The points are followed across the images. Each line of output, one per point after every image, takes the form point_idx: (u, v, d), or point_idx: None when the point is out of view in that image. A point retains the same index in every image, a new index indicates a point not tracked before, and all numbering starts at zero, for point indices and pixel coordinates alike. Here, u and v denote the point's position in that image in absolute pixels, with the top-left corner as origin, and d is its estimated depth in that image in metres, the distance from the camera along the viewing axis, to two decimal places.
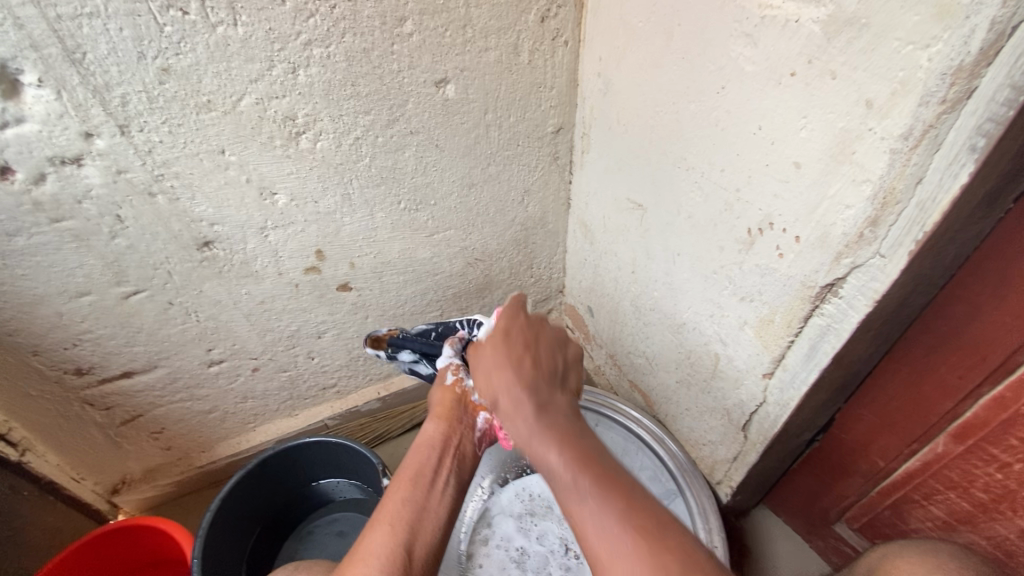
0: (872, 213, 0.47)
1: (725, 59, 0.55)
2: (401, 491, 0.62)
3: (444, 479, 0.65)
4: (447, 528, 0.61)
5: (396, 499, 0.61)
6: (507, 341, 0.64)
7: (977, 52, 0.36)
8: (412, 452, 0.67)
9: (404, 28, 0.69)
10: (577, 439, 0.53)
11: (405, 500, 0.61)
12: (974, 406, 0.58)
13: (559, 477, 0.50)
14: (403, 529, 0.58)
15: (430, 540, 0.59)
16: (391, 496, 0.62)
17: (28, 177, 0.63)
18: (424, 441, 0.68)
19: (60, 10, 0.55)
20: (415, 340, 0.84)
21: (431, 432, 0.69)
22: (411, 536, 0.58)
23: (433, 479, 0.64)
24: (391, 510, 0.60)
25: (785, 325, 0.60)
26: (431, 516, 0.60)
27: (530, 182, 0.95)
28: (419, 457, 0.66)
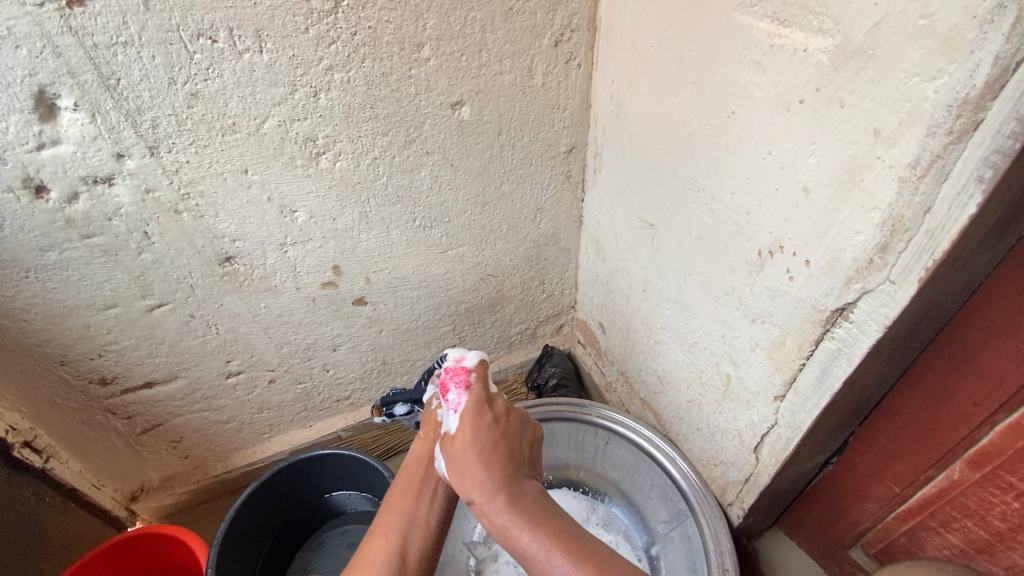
0: (881, 240, 0.47)
1: (735, 85, 0.56)
2: (393, 505, 0.64)
3: (431, 487, 0.66)
4: (436, 534, 0.63)
5: (391, 512, 0.63)
6: (486, 440, 0.63)
7: (982, 86, 0.37)
8: (401, 469, 0.68)
9: (422, 54, 0.71)
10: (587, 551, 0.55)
11: (395, 510, 0.63)
12: (990, 433, 0.58)
13: (543, 563, 0.55)
14: (396, 537, 0.61)
15: (420, 549, 0.61)
16: (386, 506, 0.64)
17: (62, 196, 0.66)
18: (414, 453, 0.69)
19: (97, 39, 0.58)
20: (404, 392, 0.85)
21: (421, 446, 0.69)
22: (402, 541, 0.60)
23: (424, 491, 0.66)
24: (384, 522, 0.62)
25: (796, 348, 0.60)
26: (421, 523, 0.63)
27: (542, 200, 0.96)
28: (409, 469, 0.67)
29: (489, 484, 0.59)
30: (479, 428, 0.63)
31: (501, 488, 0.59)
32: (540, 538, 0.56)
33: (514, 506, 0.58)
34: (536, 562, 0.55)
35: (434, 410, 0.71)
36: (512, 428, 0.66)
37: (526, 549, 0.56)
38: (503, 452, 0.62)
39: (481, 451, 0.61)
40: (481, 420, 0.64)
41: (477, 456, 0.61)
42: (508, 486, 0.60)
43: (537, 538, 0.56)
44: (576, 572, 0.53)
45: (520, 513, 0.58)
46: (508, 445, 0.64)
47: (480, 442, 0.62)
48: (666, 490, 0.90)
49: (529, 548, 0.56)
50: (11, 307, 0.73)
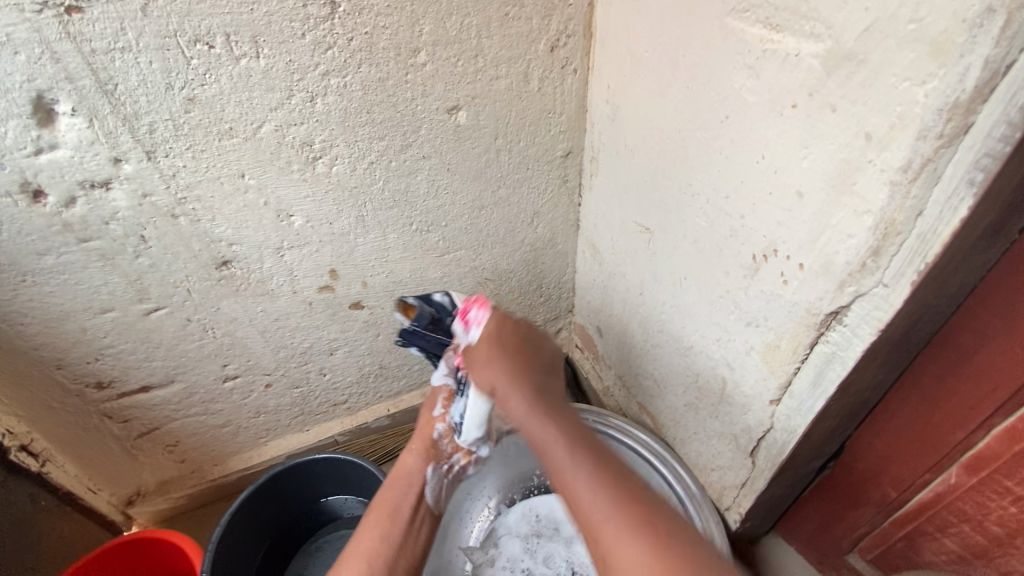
0: (873, 243, 0.47)
1: (729, 89, 0.57)
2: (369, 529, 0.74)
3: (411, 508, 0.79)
4: (422, 554, 0.77)
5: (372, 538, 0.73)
6: (510, 355, 0.71)
7: (972, 89, 0.37)
8: (385, 492, 0.79)
9: (418, 59, 0.71)
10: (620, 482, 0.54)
11: (382, 535, 0.74)
12: (986, 437, 0.58)
13: (569, 476, 0.56)
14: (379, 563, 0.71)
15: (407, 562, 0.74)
16: (366, 530, 0.75)
17: (59, 200, 0.67)
18: (403, 475, 0.81)
19: (94, 45, 0.58)
20: (425, 342, 0.82)
21: (411, 467, 0.82)
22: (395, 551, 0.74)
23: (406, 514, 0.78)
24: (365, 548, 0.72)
25: (791, 352, 0.60)
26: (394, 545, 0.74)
27: (539, 204, 0.96)
28: (394, 493, 0.79)
29: (517, 390, 0.67)
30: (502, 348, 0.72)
31: (524, 391, 0.67)
32: (598, 483, 0.54)
33: (550, 424, 0.62)
34: (572, 480, 0.56)
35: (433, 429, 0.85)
36: (535, 356, 0.73)
37: (569, 476, 0.56)
38: (529, 375, 0.69)
39: (508, 373, 0.69)
40: (503, 349, 0.72)
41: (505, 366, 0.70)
42: (536, 396, 0.66)
43: (573, 453, 0.57)
44: (603, 493, 0.53)
45: (561, 426, 0.62)
46: (534, 361, 0.72)
47: (505, 360, 0.71)
48: None
49: (581, 490, 0.54)
50: (9, 311, 0.73)
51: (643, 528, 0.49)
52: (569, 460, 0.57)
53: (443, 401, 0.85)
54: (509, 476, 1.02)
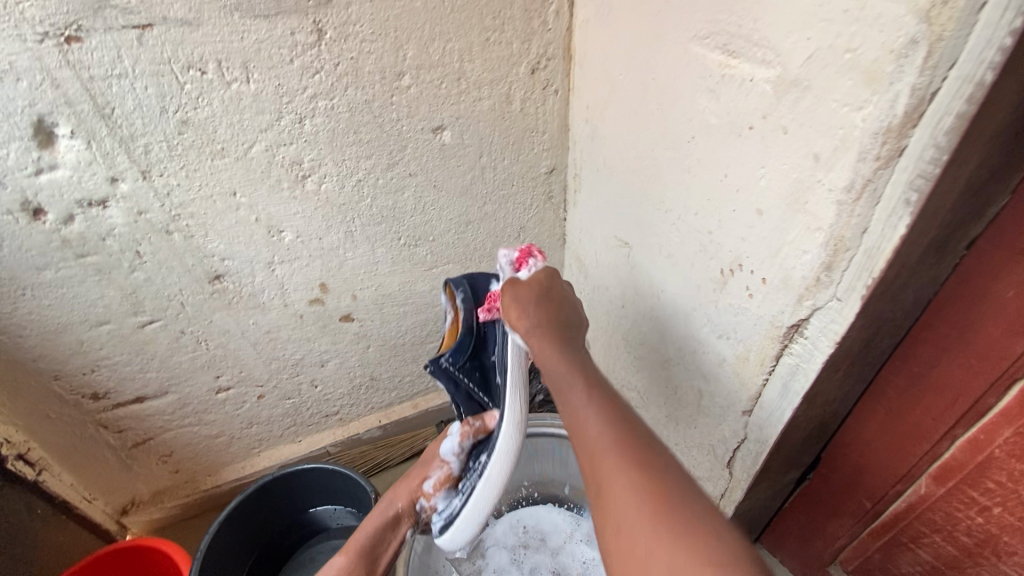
0: (825, 259, 0.49)
1: (694, 111, 0.59)
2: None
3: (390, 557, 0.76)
4: None
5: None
6: (546, 297, 0.69)
7: (902, 114, 0.39)
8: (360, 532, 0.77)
9: (402, 82, 0.75)
10: (640, 440, 0.52)
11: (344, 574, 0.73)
12: (951, 447, 0.59)
13: (582, 420, 0.57)
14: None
15: None
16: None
17: (58, 217, 0.70)
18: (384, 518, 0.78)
19: (93, 71, 0.62)
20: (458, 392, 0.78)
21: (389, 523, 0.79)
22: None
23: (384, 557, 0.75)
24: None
25: (758, 363, 0.62)
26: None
27: (525, 219, 0.99)
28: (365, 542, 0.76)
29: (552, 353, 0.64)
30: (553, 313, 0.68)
31: (563, 357, 0.64)
32: (602, 417, 0.55)
33: (592, 395, 0.59)
34: (582, 417, 0.57)
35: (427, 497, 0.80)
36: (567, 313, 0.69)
37: (576, 407, 0.59)
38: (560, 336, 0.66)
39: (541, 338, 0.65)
40: (545, 294, 0.69)
41: (547, 327, 0.66)
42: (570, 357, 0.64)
43: (592, 401, 0.58)
44: (615, 447, 0.52)
45: (591, 389, 0.60)
46: (566, 305, 0.70)
47: (535, 310, 0.67)
48: None
49: (586, 422, 0.56)
50: (8, 323, 0.76)
51: (661, 505, 0.45)
52: (592, 407, 0.58)
53: (437, 477, 0.79)
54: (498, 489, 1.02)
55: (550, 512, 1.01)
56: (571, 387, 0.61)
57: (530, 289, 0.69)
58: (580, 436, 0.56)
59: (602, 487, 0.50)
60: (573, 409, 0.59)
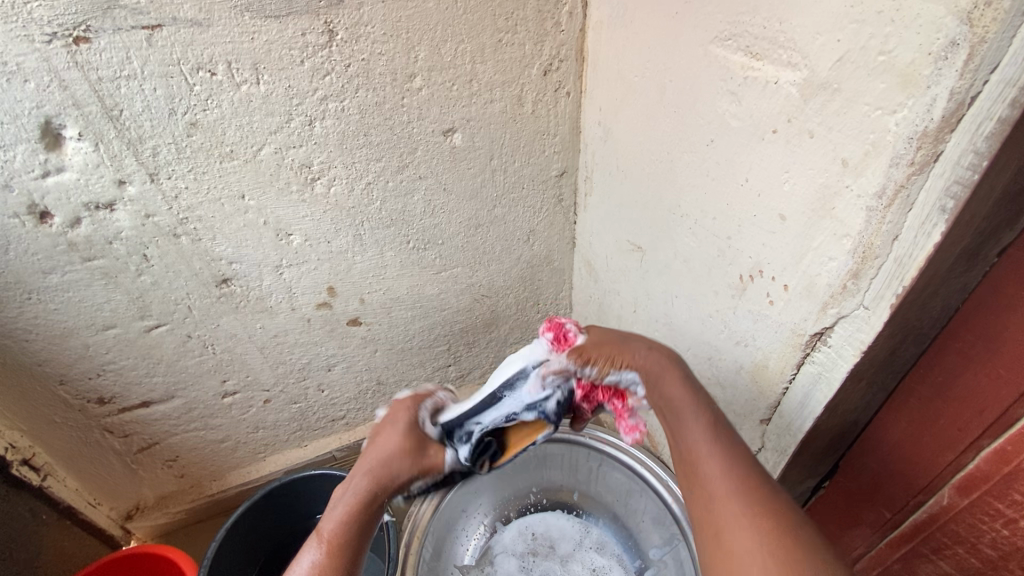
0: (853, 266, 0.47)
1: (713, 114, 0.58)
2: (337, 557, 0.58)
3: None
4: None
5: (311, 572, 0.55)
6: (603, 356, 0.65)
7: (939, 119, 0.38)
8: None
9: (414, 84, 0.74)
10: (757, 479, 0.53)
11: None
12: (975, 458, 0.57)
13: (703, 452, 0.56)
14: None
15: None
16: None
17: (65, 221, 0.69)
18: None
19: (101, 73, 0.61)
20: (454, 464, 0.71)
21: None
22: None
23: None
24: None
25: (779, 371, 0.61)
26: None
27: (535, 223, 0.98)
28: None
29: (664, 378, 0.62)
30: (666, 347, 0.66)
31: (678, 382, 0.61)
32: (724, 453, 0.55)
33: (711, 427, 0.57)
34: (700, 450, 0.56)
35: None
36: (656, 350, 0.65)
37: (694, 436, 0.57)
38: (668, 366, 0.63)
39: (646, 369, 0.63)
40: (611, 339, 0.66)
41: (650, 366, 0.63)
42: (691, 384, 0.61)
43: (711, 435, 0.56)
44: (736, 485, 0.52)
45: (706, 418, 0.58)
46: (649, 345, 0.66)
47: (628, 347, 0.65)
48: (658, 514, 0.89)
49: (704, 454, 0.55)
50: (14, 328, 0.75)
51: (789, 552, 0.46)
52: (708, 440, 0.56)
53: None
54: (506, 494, 1.01)
55: (558, 518, 1.00)
56: (687, 412, 0.59)
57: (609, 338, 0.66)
58: (695, 462, 0.56)
59: (718, 521, 0.51)
60: (685, 435, 0.58)
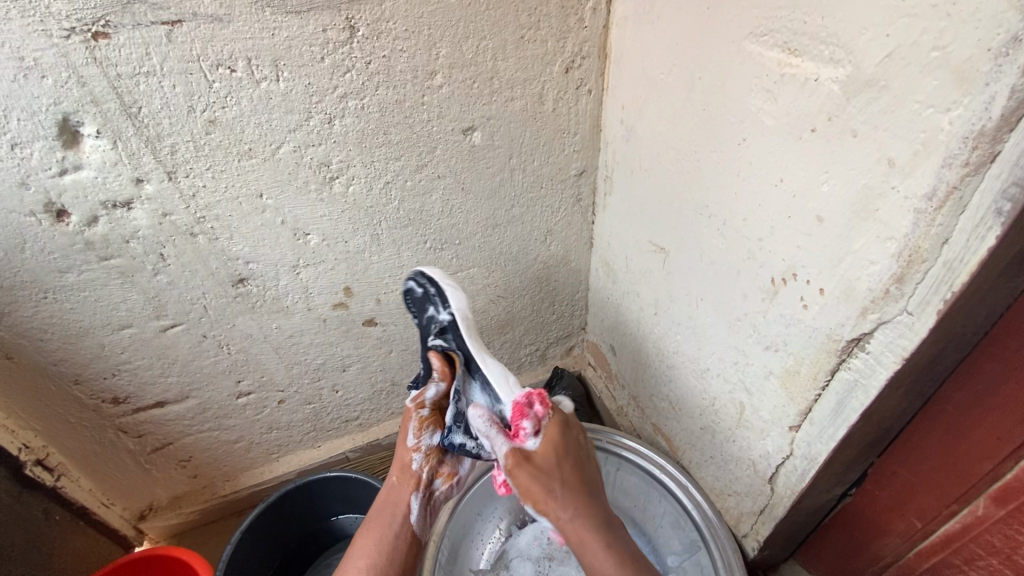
0: (897, 270, 0.46)
1: (745, 113, 0.57)
2: (361, 552, 0.74)
3: (402, 541, 0.78)
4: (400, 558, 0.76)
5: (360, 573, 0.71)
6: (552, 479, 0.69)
7: (998, 118, 0.36)
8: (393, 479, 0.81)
9: (434, 81, 0.72)
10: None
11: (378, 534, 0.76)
12: (1015, 468, 0.56)
13: (596, 553, 0.66)
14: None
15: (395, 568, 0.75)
16: (351, 563, 0.73)
17: (82, 219, 0.68)
18: (388, 503, 0.80)
19: (120, 69, 0.60)
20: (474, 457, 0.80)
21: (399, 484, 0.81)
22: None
23: (395, 541, 0.77)
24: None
25: (812, 377, 0.59)
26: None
27: (553, 223, 0.96)
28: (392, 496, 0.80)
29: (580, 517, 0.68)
30: (575, 448, 0.72)
31: (591, 524, 0.68)
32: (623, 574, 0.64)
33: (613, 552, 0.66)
34: (591, 537, 0.67)
35: (411, 459, 0.81)
36: (573, 440, 0.73)
37: (596, 556, 0.66)
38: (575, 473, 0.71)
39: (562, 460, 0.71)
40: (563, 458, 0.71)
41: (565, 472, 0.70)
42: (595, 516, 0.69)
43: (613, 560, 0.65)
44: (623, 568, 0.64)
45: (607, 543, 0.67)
46: (574, 448, 0.72)
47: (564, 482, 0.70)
48: (677, 519, 0.88)
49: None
50: (29, 327, 0.74)
51: None
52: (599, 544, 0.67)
53: (414, 431, 0.80)
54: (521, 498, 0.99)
55: None
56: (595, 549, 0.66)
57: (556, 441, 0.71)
58: None
59: None
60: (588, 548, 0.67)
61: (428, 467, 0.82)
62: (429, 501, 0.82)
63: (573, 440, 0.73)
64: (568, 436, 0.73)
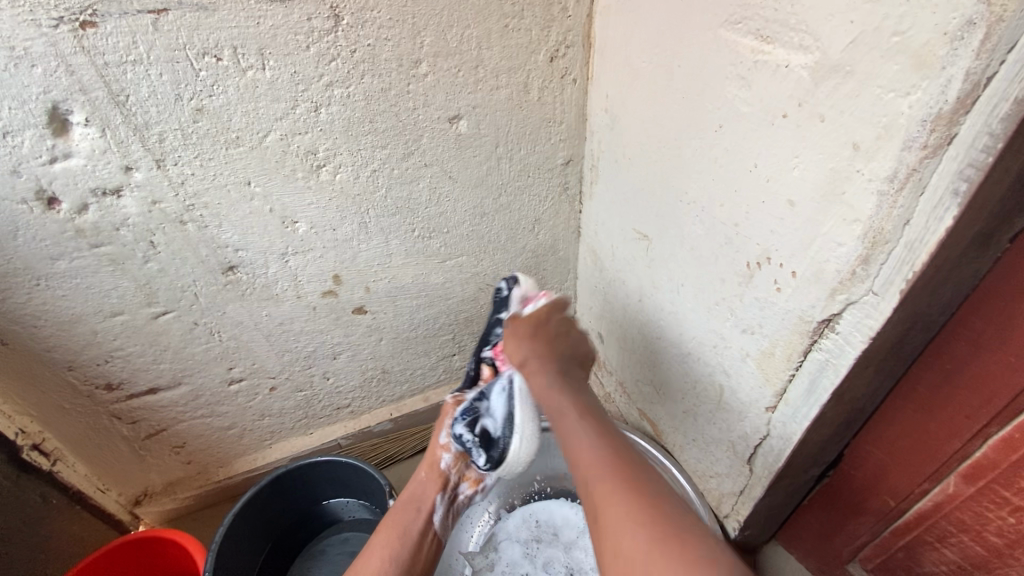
0: (863, 251, 0.47)
1: (721, 100, 0.58)
2: (389, 545, 0.74)
3: (427, 539, 0.78)
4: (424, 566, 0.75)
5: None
6: (534, 356, 0.76)
7: (954, 101, 0.38)
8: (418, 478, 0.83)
9: (419, 70, 0.73)
10: (644, 489, 0.54)
11: (401, 531, 0.76)
12: (982, 446, 0.57)
13: (588, 458, 0.59)
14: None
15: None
16: (376, 552, 0.73)
17: (72, 207, 0.69)
18: (412, 499, 0.80)
19: (108, 58, 0.61)
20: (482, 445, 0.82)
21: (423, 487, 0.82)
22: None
23: (418, 538, 0.77)
24: (377, 564, 0.72)
25: (786, 358, 0.61)
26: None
27: (540, 211, 0.98)
28: (414, 498, 0.81)
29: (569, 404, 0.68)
30: (563, 353, 0.78)
31: (575, 407, 0.68)
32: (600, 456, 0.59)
33: (598, 438, 0.61)
34: (576, 427, 0.64)
35: (441, 457, 0.84)
36: (559, 338, 0.79)
37: (579, 444, 0.62)
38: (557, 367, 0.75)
39: (542, 355, 0.76)
40: (543, 342, 0.78)
41: (535, 352, 0.76)
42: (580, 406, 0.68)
43: (595, 450, 0.60)
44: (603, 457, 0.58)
45: (594, 432, 0.62)
46: (555, 348, 0.78)
47: (537, 357, 0.76)
48: None
49: (591, 467, 0.58)
50: (23, 314, 0.75)
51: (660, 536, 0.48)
52: (583, 430, 0.63)
53: (449, 426, 0.86)
54: (510, 482, 1.01)
55: (562, 507, 1.00)
56: (580, 429, 0.64)
57: (533, 333, 0.79)
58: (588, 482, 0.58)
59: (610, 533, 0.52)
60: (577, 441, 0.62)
61: (457, 469, 0.84)
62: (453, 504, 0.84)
63: (562, 344, 0.79)
64: (557, 333, 0.80)
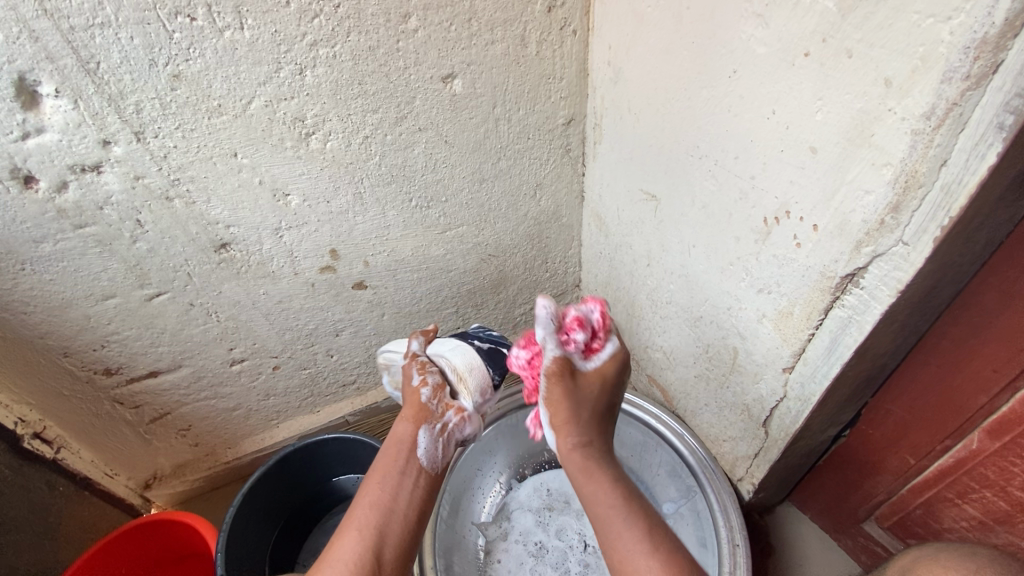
0: (893, 198, 0.44)
1: (736, 42, 0.53)
2: (369, 497, 0.65)
3: (411, 479, 0.68)
4: (413, 526, 0.65)
5: (346, 552, 0.59)
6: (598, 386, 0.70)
7: (1002, 23, 0.34)
8: (395, 425, 0.72)
9: (409, 25, 0.68)
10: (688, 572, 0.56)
11: (381, 484, 0.66)
12: (1010, 400, 0.55)
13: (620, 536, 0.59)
14: (369, 533, 0.62)
15: (397, 541, 0.62)
16: (358, 501, 0.65)
17: (51, 186, 0.65)
18: (393, 441, 0.71)
19: (73, 21, 0.56)
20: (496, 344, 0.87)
21: (402, 432, 0.71)
22: (378, 538, 0.61)
23: (401, 481, 0.67)
24: (356, 517, 0.63)
25: (805, 318, 0.58)
26: (398, 517, 0.64)
27: (542, 175, 0.94)
28: (389, 452, 0.70)
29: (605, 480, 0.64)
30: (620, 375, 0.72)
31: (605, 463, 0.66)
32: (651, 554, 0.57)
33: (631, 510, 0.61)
34: (608, 509, 0.62)
35: (417, 394, 0.73)
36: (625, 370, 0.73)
37: (622, 541, 0.59)
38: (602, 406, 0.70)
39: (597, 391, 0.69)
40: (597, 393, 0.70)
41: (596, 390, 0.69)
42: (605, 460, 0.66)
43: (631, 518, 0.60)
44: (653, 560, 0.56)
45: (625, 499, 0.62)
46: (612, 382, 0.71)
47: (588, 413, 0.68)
48: (673, 466, 0.88)
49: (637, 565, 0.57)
50: (11, 300, 0.72)
51: None
52: (611, 508, 0.61)
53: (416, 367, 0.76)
54: (520, 453, 1.01)
55: None
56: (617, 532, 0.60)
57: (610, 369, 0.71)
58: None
59: None
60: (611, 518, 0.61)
61: (434, 401, 0.73)
62: (442, 435, 0.72)
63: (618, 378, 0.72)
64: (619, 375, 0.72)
